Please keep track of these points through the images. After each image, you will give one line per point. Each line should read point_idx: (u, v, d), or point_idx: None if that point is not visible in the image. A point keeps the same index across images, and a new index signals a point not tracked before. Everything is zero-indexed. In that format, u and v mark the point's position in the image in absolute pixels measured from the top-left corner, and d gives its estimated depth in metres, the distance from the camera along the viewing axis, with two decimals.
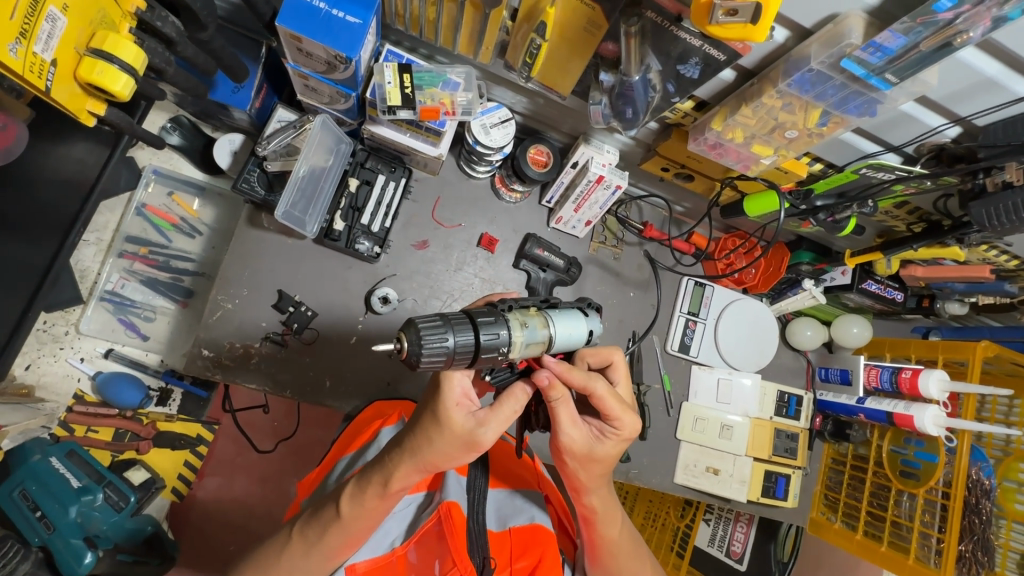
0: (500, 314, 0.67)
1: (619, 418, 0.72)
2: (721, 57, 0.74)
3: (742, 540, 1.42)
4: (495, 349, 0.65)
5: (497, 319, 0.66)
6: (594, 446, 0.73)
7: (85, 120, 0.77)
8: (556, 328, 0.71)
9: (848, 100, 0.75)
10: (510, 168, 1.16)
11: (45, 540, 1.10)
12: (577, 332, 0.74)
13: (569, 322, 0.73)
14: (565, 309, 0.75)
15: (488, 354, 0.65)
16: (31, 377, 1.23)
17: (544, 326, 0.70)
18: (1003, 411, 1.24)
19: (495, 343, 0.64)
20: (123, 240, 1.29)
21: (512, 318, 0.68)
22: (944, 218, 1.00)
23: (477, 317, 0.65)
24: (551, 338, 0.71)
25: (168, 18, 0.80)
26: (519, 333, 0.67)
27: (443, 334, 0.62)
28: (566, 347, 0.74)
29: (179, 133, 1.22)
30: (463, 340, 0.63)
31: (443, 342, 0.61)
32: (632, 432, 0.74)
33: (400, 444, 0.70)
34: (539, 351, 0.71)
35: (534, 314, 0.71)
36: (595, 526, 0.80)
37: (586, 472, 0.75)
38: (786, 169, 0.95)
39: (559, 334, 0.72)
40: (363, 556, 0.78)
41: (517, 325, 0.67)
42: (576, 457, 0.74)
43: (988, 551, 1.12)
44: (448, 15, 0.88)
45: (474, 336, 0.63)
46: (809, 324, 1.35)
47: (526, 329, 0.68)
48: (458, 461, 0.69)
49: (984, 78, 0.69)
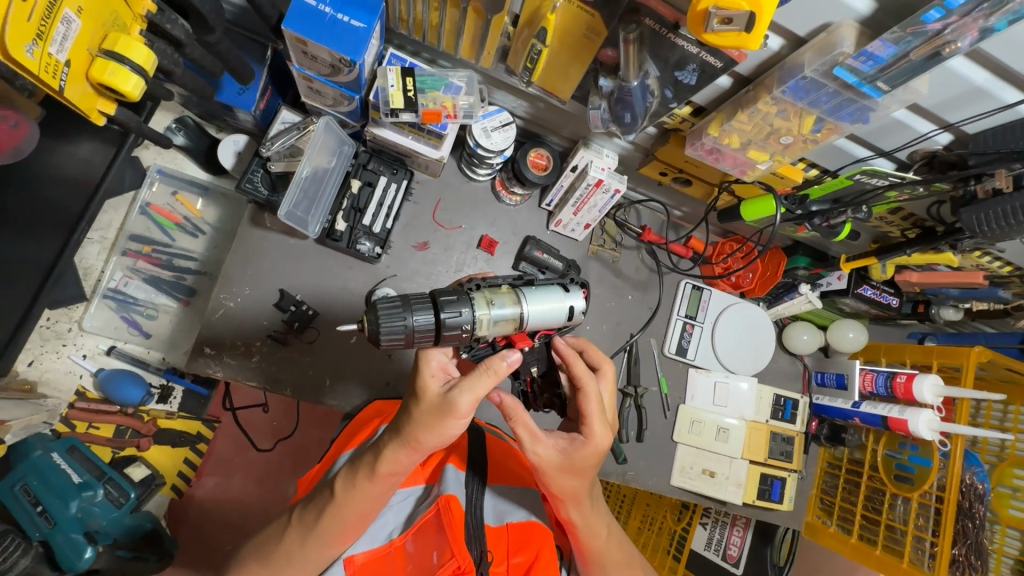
0: (464, 293, 0.71)
1: (593, 425, 0.75)
2: (718, 65, 0.76)
3: (739, 544, 1.43)
4: (457, 327, 0.69)
5: (460, 298, 0.70)
6: (567, 456, 0.74)
7: (95, 120, 0.78)
8: (528, 304, 0.73)
9: (842, 107, 0.76)
10: (510, 171, 1.18)
11: (45, 535, 1.11)
12: (553, 308, 0.75)
13: (544, 299, 0.74)
14: (543, 286, 0.76)
15: (452, 332, 0.69)
16: (34, 373, 1.23)
17: (513, 302, 0.73)
18: (998, 416, 1.25)
19: (457, 321, 0.69)
20: (127, 238, 1.30)
21: (477, 297, 0.71)
22: (938, 224, 1.02)
23: (439, 297, 0.70)
24: (523, 315, 0.73)
25: (178, 21, 0.81)
26: (484, 311, 0.71)
27: (402, 314, 0.67)
28: (545, 322, 0.75)
29: (183, 133, 1.25)
30: (421, 319, 0.68)
31: (401, 322, 0.67)
32: (604, 444, 0.76)
33: (391, 430, 0.71)
34: (511, 328, 0.74)
35: (504, 292, 0.73)
36: (578, 536, 0.81)
37: (561, 483, 0.75)
38: (782, 174, 0.97)
39: (532, 310, 0.73)
40: (362, 547, 0.80)
41: (482, 303, 0.71)
42: (545, 468, 0.74)
43: (981, 554, 1.13)
44: (451, 20, 0.90)
45: (434, 316, 0.68)
46: (806, 329, 1.36)
47: (492, 308, 0.71)
48: (444, 435, 0.68)
49: (973, 87, 0.71)
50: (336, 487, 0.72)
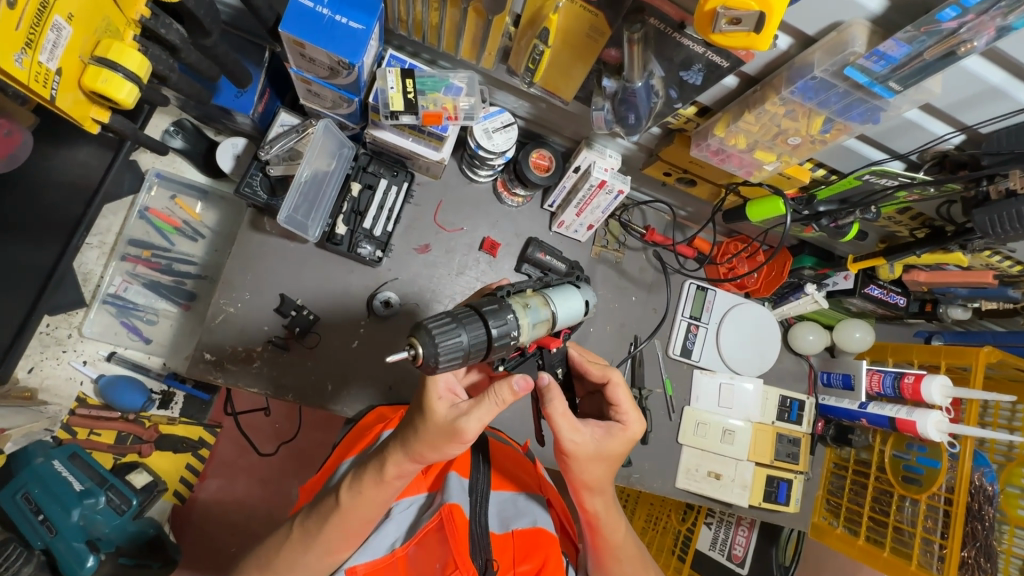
0: (502, 301, 0.68)
1: (626, 414, 0.78)
2: (724, 64, 0.74)
3: (744, 544, 1.42)
4: (507, 336, 0.66)
5: (502, 306, 0.66)
6: (601, 446, 0.74)
7: (89, 127, 0.77)
8: (557, 304, 0.73)
9: (852, 107, 0.74)
10: (512, 172, 1.16)
11: (47, 543, 1.12)
12: (577, 305, 0.76)
13: (568, 296, 0.75)
14: (559, 285, 0.76)
15: (502, 345, 0.66)
16: (35, 381, 1.22)
17: (545, 304, 0.72)
18: (1006, 416, 1.23)
19: (507, 332, 0.66)
20: (126, 243, 1.29)
21: (514, 303, 0.69)
22: (948, 224, 1.00)
23: (483, 309, 0.65)
24: (555, 315, 0.72)
25: (173, 25, 0.80)
26: (524, 316, 0.68)
27: (456, 334, 0.62)
28: (568, 322, 0.76)
29: (181, 137, 1.22)
30: (475, 335, 0.63)
31: (458, 340, 0.61)
32: (638, 432, 0.78)
33: (392, 439, 0.71)
34: (546, 330, 0.72)
35: (533, 295, 0.72)
36: (598, 530, 0.81)
37: (589, 472, 0.76)
38: (789, 175, 0.95)
39: (561, 310, 0.73)
40: (362, 558, 0.76)
41: (521, 309, 0.68)
42: (579, 456, 0.74)
43: (992, 557, 1.11)
44: (451, 21, 0.88)
45: (485, 330, 0.64)
46: (811, 329, 1.35)
47: (529, 312, 0.69)
48: (446, 453, 0.68)
49: (988, 86, 0.69)
50: (341, 494, 0.71)
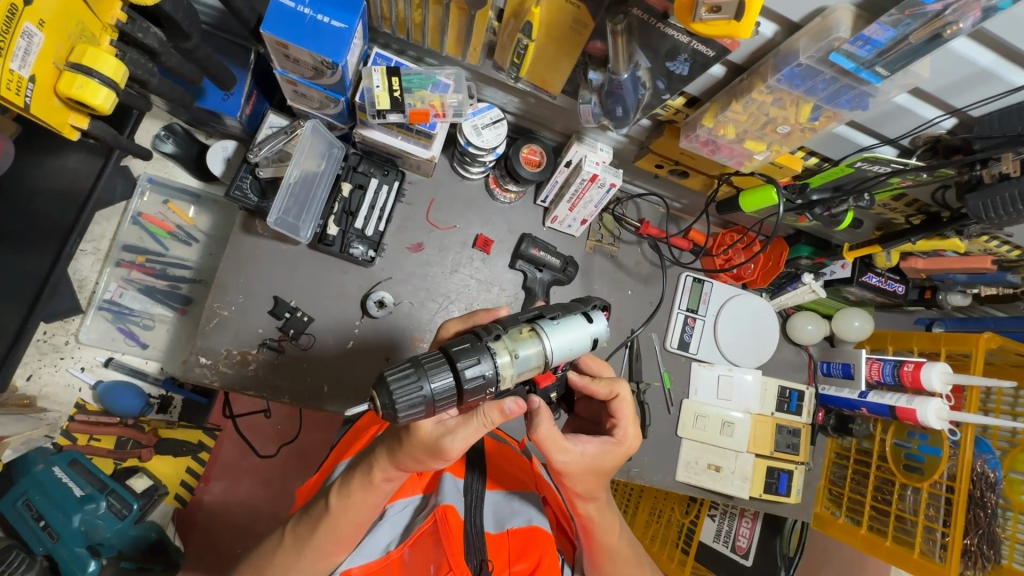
0: (483, 347, 0.65)
1: (624, 428, 0.78)
2: (710, 53, 0.73)
3: (748, 535, 1.42)
4: (481, 388, 0.64)
5: (480, 355, 0.64)
6: (595, 462, 0.73)
7: (68, 134, 0.77)
8: (552, 346, 0.68)
9: (840, 94, 0.73)
10: (503, 168, 1.16)
11: (49, 549, 1.13)
12: (578, 343, 0.71)
13: (567, 335, 0.70)
14: (563, 320, 0.71)
15: (476, 395, 0.64)
16: (33, 388, 1.23)
17: (536, 345, 0.68)
18: (1009, 401, 1.22)
19: (481, 383, 0.64)
20: (120, 249, 1.29)
21: (498, 348, 0.66)
22: (943, 210, 0.99)
23: (457, 358, 0.64)
24: (548, 357, 0.68)
25: (150, 29, 0.79)
26: (507, 364, 0.66)
27: (419, 386, 0.61)
28: (568, 359, 0.71)
29: (172, 141, 1.21)
30: (441, 387, 0.62)
31: (420, 393, 0.61)
32: (634, 446, 0.78)
33: (381, 441, 0.70)
34: (537, 371, 0.69)
35: (527, 336, 0.68)
36: (593, 533, 0.80)
37: (582, 485, 0.74)
38: (780, 163, 0.94)
39: (555, 349, 0.69)
40: (357, 561, 0.76)
41: (504, 356, 0.65)
42: (571, 473, 0.73)
43: (994, 543, 1.11)
44: (434, 18, 0.87)
45: (455, 381, 0.63)
46: (810, 319, 1.34)
47: (516, 358, 0.66)
48: (433, 458, 0.67)
49: (977, 68, 0.68)
50: (331, 497, 0.71)
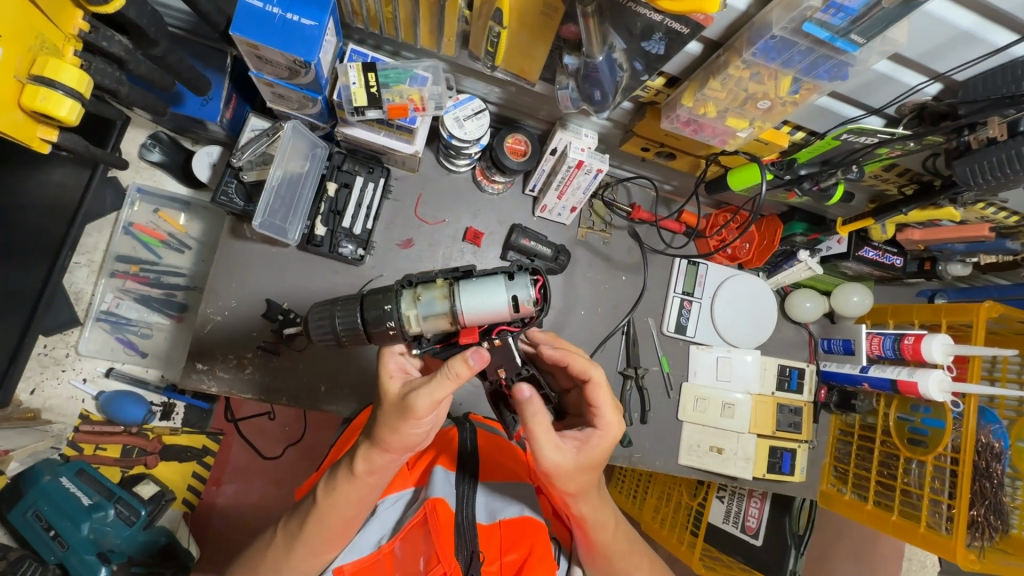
0: (392, 289, 0.73)
1: (604, 415, 0.76)
2: (684, 31, 0.71)
3: (757, 515, 1.38)
4: (379, 324, 0.72)
5: (383, 295, 0.72)
6: (582, 456, 0.73)
7: (39, 147, 0.77)
8: (459, 301, 0.70)
9: (818, 65, 0.72)
10: (488, 158, 1.13)
11: (60, 558, 1.14)
12: (490, 303, 0.69)
13: (477, 294, 0.69)
14: (481, 277, 0.70)
15: (378, 328, 0.73)
16: (37, 401, 1.26)
17: (443, 297, 0.70)
18: (1015, 370, 1.20)
19: (379, 318, 0.72)
20: (114, 260, 1.30)
21: (406, 293, 0.72)
22: (935, 177, 0.97)
23: (367, 295, 0.74)
24: (454, 311, 0.70)
25: (115, 36, 0.79)
26: (410, 308, 0.72)
27: (327, 318, 0.76)
28: (483, 317, 0.70)
29: (159, 149, 1.23)
30: (344, 322, 0.75)
31: (327, 323, 0.75)
32: (620, 432, 0.76)
33: (365, 437, 0.71)
34: (446, 322, 0.72)
35: (438, 287, 0.71)
36: (587, 532, 0.80)
37: (574, 484, 0.74)
38: (766, 140, 0.92)
39: (462, 305, 0.70)
40: (349, 558, 0.77)
41: (408, 300, 0.72)
42: (561, 471, 0.73)
43: (1001, 513, 1.11)
44: (405, 12, 0.87)
45: (360, 317, 0.74)
46: (808, 296, 1.32)
47: (419, 304, 0.71)
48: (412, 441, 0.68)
49: (957, 31, 0.66)
50: (320, 492, 0.72)
